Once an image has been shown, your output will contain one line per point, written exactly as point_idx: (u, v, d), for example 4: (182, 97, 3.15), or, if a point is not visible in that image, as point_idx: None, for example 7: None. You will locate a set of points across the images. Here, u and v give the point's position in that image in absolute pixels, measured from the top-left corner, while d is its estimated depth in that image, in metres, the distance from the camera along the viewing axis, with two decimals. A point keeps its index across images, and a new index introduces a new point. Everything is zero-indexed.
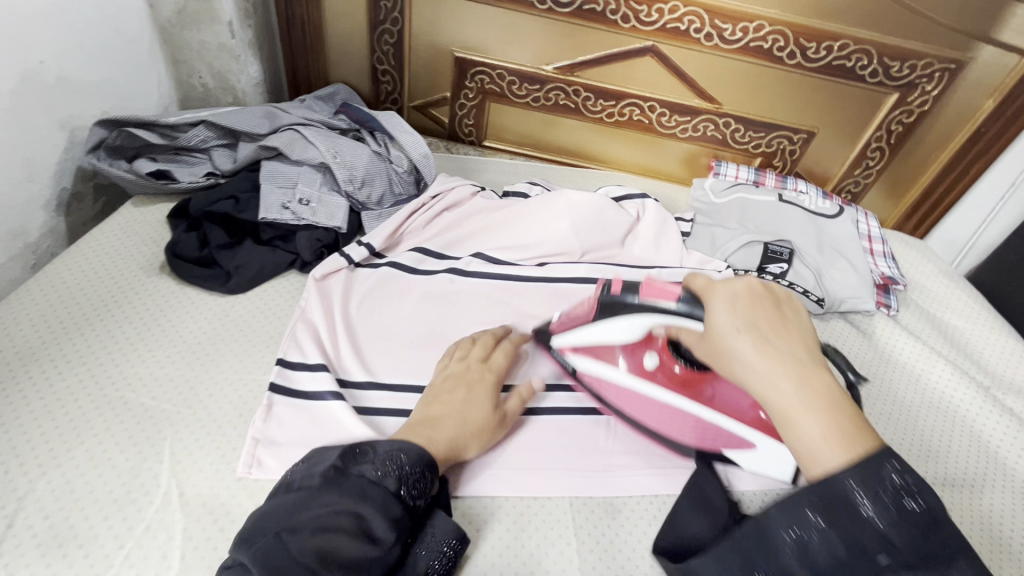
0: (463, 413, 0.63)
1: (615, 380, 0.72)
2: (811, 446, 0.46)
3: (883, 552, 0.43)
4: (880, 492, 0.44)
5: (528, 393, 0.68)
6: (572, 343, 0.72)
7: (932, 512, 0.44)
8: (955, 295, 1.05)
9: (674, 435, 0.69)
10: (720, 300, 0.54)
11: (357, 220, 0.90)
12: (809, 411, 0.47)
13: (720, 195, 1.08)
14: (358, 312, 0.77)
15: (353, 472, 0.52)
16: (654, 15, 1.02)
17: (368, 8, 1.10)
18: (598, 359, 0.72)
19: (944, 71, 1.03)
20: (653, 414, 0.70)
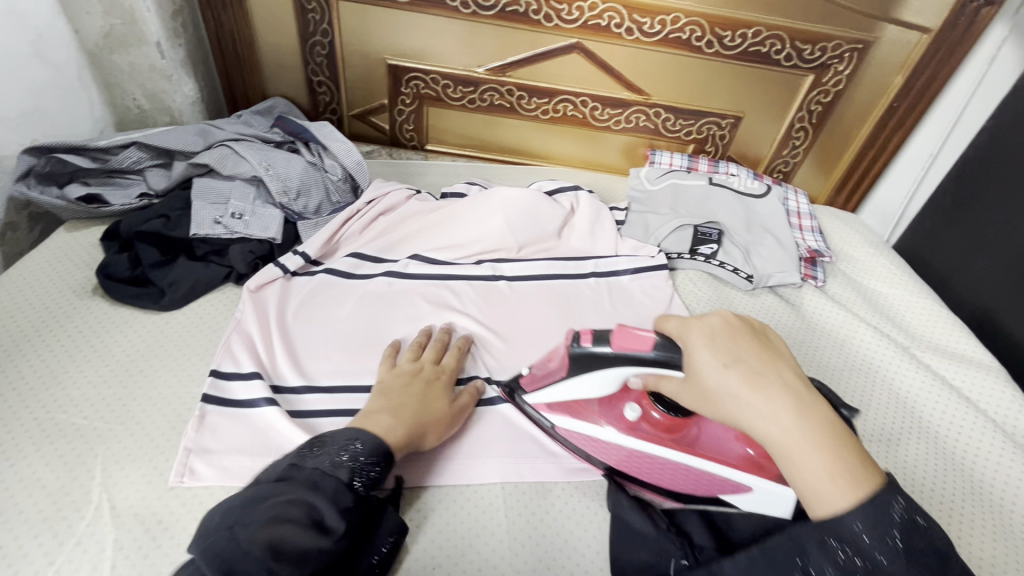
0: (420, 402, 0.65)
1: (597, 436, 0.67)
2: (816, 485, 0.45)
3: None
4: (884, 529, 0.42)
5: (474, 390, 0.72)
6: (548, 400, 0.68)
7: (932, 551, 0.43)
8: (880, 263, 1.10)
9: (665, 485, 0.66)
10: (705, 337, 0.53)
11: (294, 230, 0.91)
12: (813, 449, 0.46)
13: (654, 182, 1.12)
14: (295, 318, 0.79)
15: (307, 465, 0.51)
16: (575, 13, 1.05)
17: (298, 21, 1.12)
18: (575, 416, 0.68)
19: (853, 51, 1.08)
20: (644, 468, 0.66)
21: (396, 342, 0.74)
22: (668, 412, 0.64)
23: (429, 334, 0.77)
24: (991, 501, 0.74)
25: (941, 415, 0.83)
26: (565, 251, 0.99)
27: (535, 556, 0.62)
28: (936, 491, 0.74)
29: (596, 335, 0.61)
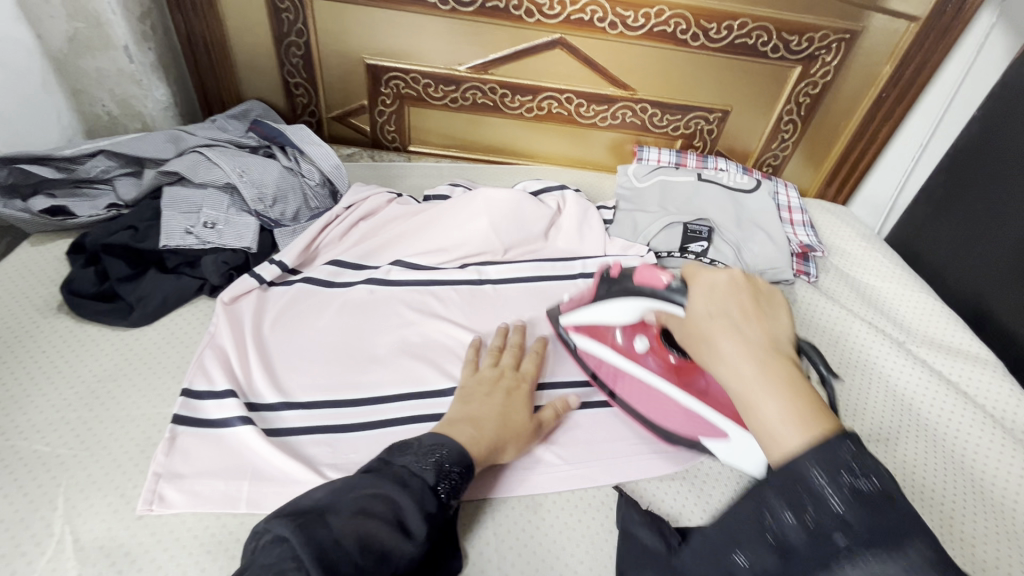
0: (502, 413, 0.64)
1: (608, 358, 0.76)
2: (769, 429, 0.44)
3: (839, 531, 0.37)
4: (834, 467, 0.38)
5: (561, 404, 0.71)
6: (576, 321, 0.77)
7: (888, 489, 0.38)
8: (872, 256, 1.08)
9: (657, 419, 0.72)
10: (705, 286, 0.55)
11: (271, 239, 0.88)
12: (771, 394, 0.45)
13: (643, 179, 1.10)
14: (273, 331, 0.76)
15: (396, 462, 0.53)
16: (557, 7, 1.02)
17: (272, 22, 1.08)
18: (596, 339, 0.76)
19: (841, 42, 1.06)
20: (642, 396, 0.73)
21: (476, 343, 0.73)
22: (677, 350, 0.71)
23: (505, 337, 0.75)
24: (993, 501, 0.72)
25: (938, 412, 0.81)
26: (552, 253, 0.97)
27: (524, 572, 0.60)
28: (936, 491, 0.72)
29: (624, 269, 0.71)
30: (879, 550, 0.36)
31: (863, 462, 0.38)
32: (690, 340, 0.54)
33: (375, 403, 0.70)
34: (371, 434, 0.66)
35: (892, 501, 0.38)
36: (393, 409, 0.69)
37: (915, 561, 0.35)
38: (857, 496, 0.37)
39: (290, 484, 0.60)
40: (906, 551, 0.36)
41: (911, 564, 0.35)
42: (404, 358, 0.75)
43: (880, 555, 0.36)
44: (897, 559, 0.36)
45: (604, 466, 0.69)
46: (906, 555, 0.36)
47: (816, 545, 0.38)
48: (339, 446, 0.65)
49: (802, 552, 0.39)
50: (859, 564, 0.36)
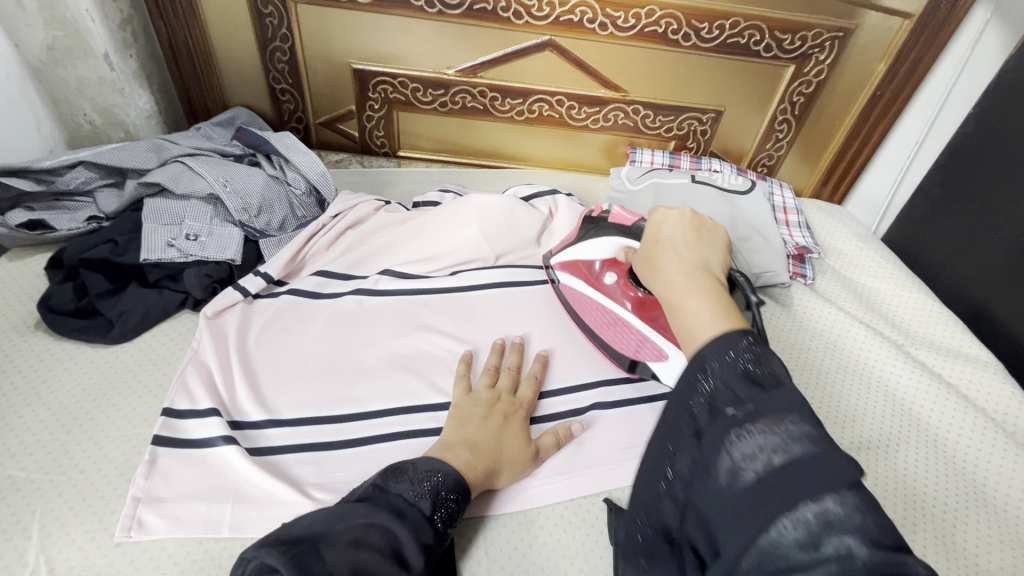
0: (497, 440, 0.62)
1: (581, 291, 0.81)
2: (690, 321, 0.49)
3: (730, 405, 0.40)
4: (727, 350, 0.43)
5: (563, 431, 0.68)
6: (563, 259, 0.84)
7: (778, 375, 0.41)
8: (869, 256, 1.07)
9: (621, 349, 0.77)
10: (658, 221, 0.62)
11: (256, 249, 0.86)
12: (696, 295, 0.50)
13: (635, 181, 1.08)
14: (257, 345, 0.74)
15: (391, 490, 0.52)
16: (546, 9, 1.01)
17: (256, 27, 1.06)
18: (575, 274, 0.81)
19: (834, 40, 1.05)
20: (609, 328, 0.78)
21: (468, 358, 0.72)
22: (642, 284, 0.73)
23: (500, 355, 0.74)
24: (996, 508, 0.71)
25: (938, 417, 0.80)
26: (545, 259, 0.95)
27: None
28: (937, 499, 0.70)
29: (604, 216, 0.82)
30: (765, 421, 0.38)
31: (755, 351, 0.42)
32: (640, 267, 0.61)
33: (363, 419, 0.68)
34: (358, 451, 0.64)
35: (782, 385, 0.40)
36: (382, 424, 0.67)
37: (794, 432, 0.37)
38: (747, 376, 0.41)
39: (274, 505, 0.58)
40: (788, 424, 0.38)
41: (790, 433, 0.37)
42: (392, 371, 0.73)
43: (763, 426, 0.38)
44: (778, 429, 0.38)
45: (598, 479, 0.67)
46: (787, 427, 0.38)
47: (716, 423, 0.41)
48: (325, 464, 0.63)
49: (706, 434, 0.41)
50: (747, 432, 0.39)
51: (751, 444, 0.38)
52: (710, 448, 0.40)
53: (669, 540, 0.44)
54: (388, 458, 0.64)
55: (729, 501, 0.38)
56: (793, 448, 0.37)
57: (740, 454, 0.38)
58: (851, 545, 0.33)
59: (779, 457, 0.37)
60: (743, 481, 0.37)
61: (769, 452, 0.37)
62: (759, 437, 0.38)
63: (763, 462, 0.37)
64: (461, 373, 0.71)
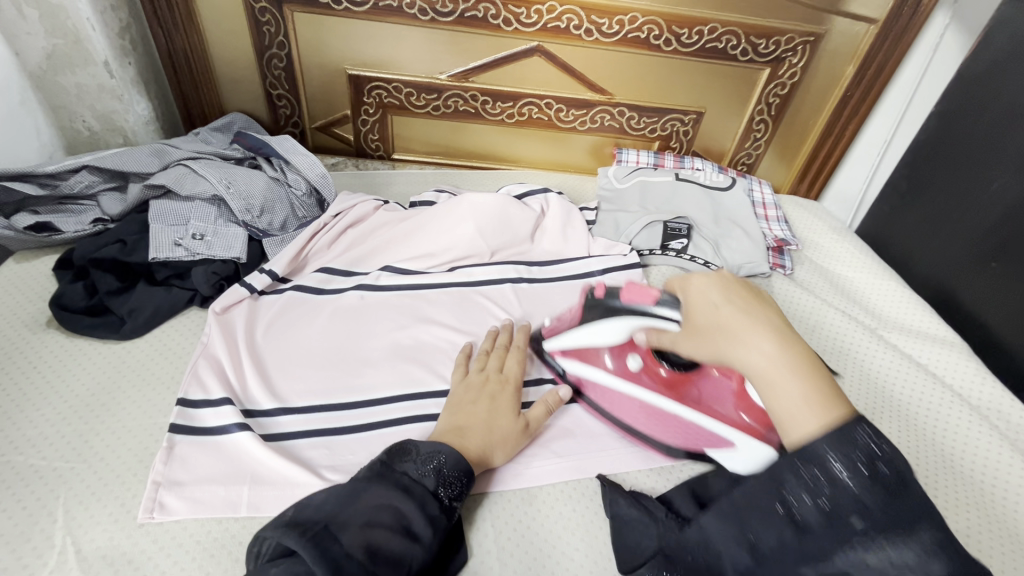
0: (489, 420, 0.66)
1: (603, 382, 0.76)
2: (791, 411, 0.46)
3: (856, 515, 0.41)
4: (854, 455, 0.42)
5: (552, 398, 0.73)
6: (566, 346, 0.78)
7: (902, 478, 0.42)
8: (844, 247, 1.13)
9: (659, 435, 0.72)
10: (703, 280, 0.57)
11: (260, 248, 0.89)
12: (790, 381, 0.47)
13: (623, 180, 1.13)
14: (265, 339, 0.77)
15: (396, 468, 0.55)
16: (534, 16, 1.06)
17: (253, 34, 1.09)
18: (587, 362, 0.77)
19: (805, 44, 1.11)
20: (642, 415, 0.73)
21: (467, 348, 0.75)
22: (668, 362, 0.74)
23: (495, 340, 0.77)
24: (964, 473, 0.76)
25: (909, 392, 0.86)
26: (539, 254, 1.00)
27: (523, 563, 0.61)
28: (911, 465, 0.76)
29: (607, 290, 0.79)
30: (894, 533, 0.40)
31: (876, 448, 0.43)
32: (699, 334, 0.55)
33: (370, 405, 0.71)
34: (367, 436, 0.68)
35: (907, 492, 0.42)
36: (388, 410, 0.71)
37: (928, 545, 0.40)
38: (876, 482, 0.42)
39: (290, 486, 0.61)
40: (917, 538, 0.40)
41: (921, 546, 0.40)
42: (397, 361, 0.77)
43: (895, 539, 0.40)
44: (912, 544, 0.40)
45: (594, 457, 0.71)
46: (918, 538, 0.40)
47: (831, 526, 0.42)
48: (337, 448, 0.66)
49: (817, 532, 0.42)
50: (874, 546, 0.40)
51: (877, 556, 0.40)
52: (824, 547, 0.42)
53: None
54: (396, 441, 0.67)
55: None
56: (926, 563, 0.39)
57: (865, 563, 0.40)
58: None
59: None
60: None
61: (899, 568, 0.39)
62: (890, 551, 0.40)
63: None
64: (460, 362, 0.74)
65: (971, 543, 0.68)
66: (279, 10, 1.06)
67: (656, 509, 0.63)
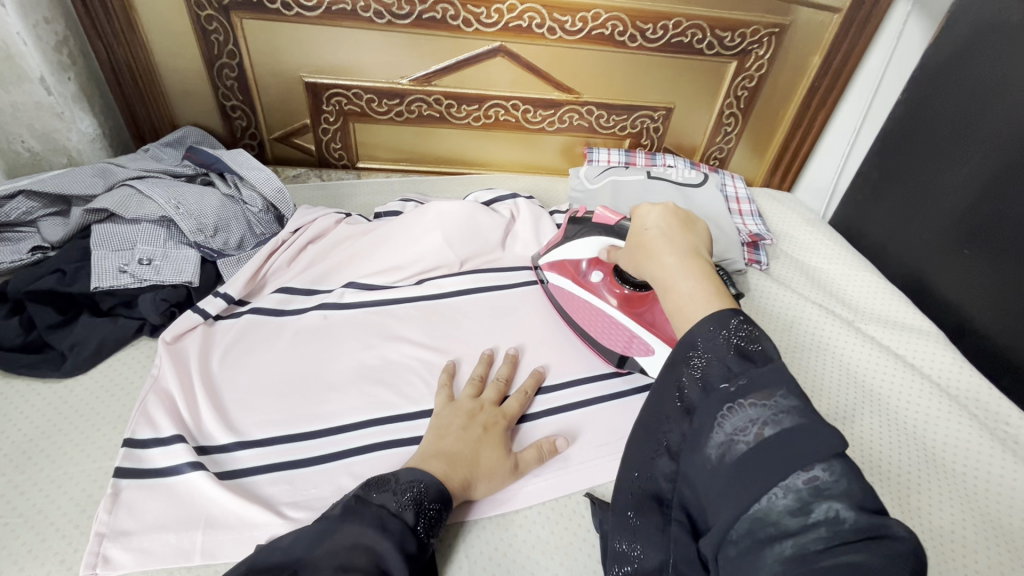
0: (474, 450, 0.62)
1: (568, 290, 0.85)
2: (683, 305, 0.47)
3: (724, 381, 0.41)
4: (722, 332, 0.43)
5: (547, 446, 0.68)
6: (551, 260, 0.88)
7: (768, 353, 0.42)
8: (816, 238, 1.13)
9: (602, 341, 0.81)
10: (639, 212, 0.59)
11: (215, 270, 0.84)
12: (687, 278, 0.49)
13: (594, 181, 1.11)
14: (221, 367, 0.73)
15: (373, 500, 0.51)
16: (494, 16, 1.03)
17: (200, 43, 1.04)
18: (562, 273, 0.86)
19: (771, 35, 1.10)
20: (593, 323, 0.82)
21: (451, 369, 0.74)
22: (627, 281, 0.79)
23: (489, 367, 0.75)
24: (945, 466, 0.75)
25: (889, 385, 0.85)
26: (510, 261, 0.97)
27: None
28: (893, 460, 0.75)
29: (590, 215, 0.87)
30: (755, 395, 0.40)
31: (746, 328, 0.43)
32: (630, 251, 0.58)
33: (335, 433, 0.67)
34: (331, 467, 0.64)
35: (772, 361, 0.42)
36: (354, 438, 0.67)
37: (784, 405, 0.39)
38: (741, 354, 0.42)
39: (246, 528, 0.57)
40: (777, 397, 0.39)
41: (779, 407, 0.39)
42: (362, 383, 0.73)
43: (754, 399, 0.40)
44: (769, 403, 0.39)
45: (574, 474, 0.68)
46: (776, 401, 0.39)
47: (709, 398, 0.42)
48: (299, 482, 0.62)
49: (698, 408, 0.42)
50: (738, 406, 0.40)
51: (742, 417, 0.40)
52: (702, 422, 0.42)
53: (656, 500, 0.46)
54: (362, 471, 0.64)
55: (719, 471, 0.39)
56: (782, 420, 0.38)
57: (732, 428, 0.40)
58: (838, 511, 0.35)
59: (771, 429, 0.38)
60: (734, 454, 0.39)
61: (760, 424, 0.39)
62: (751, 410, 0.39)
63: (753, 434, 0.39)
64: (444, 382, 0.72)
65: (955, 541, 0.66)
66: (226, 18, 1.01)
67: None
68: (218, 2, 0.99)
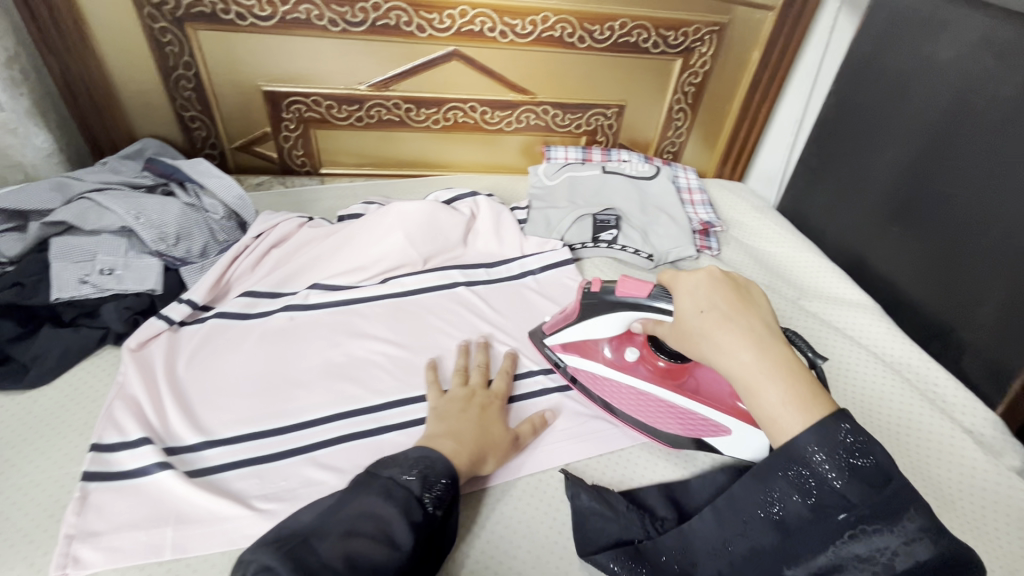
0: (480, 426, 0.66)
1: (600, 375, 0.76)
2: (774, 412, 0.49)
3: (842, 510, 0.47)
4: (844, 457, 0.47)
5: (539, 419, 0.73)
6: (562, 341, 0.78)
7: (883, 470, 0.47)
8: (764, 224, 1.18)
9: (659, 426, 0.73)
10: (688, 289, 0.60)
11: (178, 278, 0.85)
12: (769, 380, 0.50)
13: (552, 177, 1.15)
14: (187, 371, 0.74)
15: (381, 473, 0.54)
16: (446, 21, 1.06)
17: (154, 55, 1.05)
18: (584, 356, 0.77)
19: (712, 34, 1.16)
20: (639, 408, 0.74)
21: (435, 364, 0.76)
22: (666, 355, 0.72)
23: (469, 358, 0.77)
24: (878, 424, 0.81)
25: (828, 354, 0.90)
26: (473, 258, 1.00)
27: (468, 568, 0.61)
28: None
29: (604, 284, 0.72)
30: (878, 523, 0.46)
31: (858, 443, 0.47)
32: (688, 338, 0.59)
33: (302, 428, 0.69)
34: (299, 460, 0.66)
35: (890, 483, 0.47)
36: (320, 432, 0.69)
37: (911, 533, 0.46)
38: (861, 479, 0.47)
39: (217, 522, 0.59)
40: (900, 525, 0.46)
41: (907, 535, 0.46)
42: (329, 380, 0.75)
43: (877, 528, 0.46)
44: (896, 533, 0.46)
45: (537, 453, 0.72)
46: (904, 528, 0.46)
47: (824, 521, 0.48)
48: (268, 476, 0.64)
49: (806, 528, 0.49)
50: (860, 533, 0.47)
51: (863, 544, 0.47)
52: (815, 541, 0.48)
53: None
54: (329, 462, 0.66)
55: None
56: (912, 550, 0.46)
57: (851, 553, 0.47)
58: None
59: (901, 561, 0.46)
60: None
61: (887, 555, 0.46)
62: (875, 539, 0.46)
63: (880, 563, 0.46)
64: (432, 378, 0.73)
65: None
66: (180, 30, 1.02)
67: (616, 501, 0.66)
68: (171, 14, 1.00)
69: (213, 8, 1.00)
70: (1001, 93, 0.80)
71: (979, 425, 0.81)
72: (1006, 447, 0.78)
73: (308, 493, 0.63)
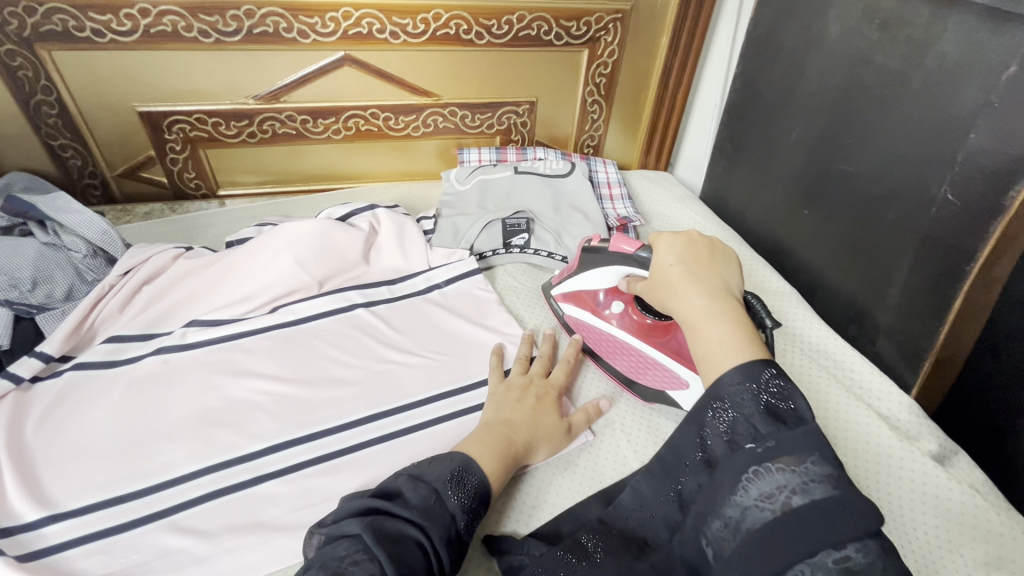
0: (534, 416, 0.67)
1: (588, 323, 0.82)
2: (709, 351, 0.51)
3: (751, 441, 0.45)
4: (755, 383, 0.47)
5: (593, 408, 0.73)
6: (564, 291, 0.85)
7: (800, 413, 0.45)
8: (686, 215, 1.15)
9: (632, 376, 0.77)
10: (661, 246, 0.63)
11: (35, 327, 0.77)
12: (718, 322, 0.52)
13: (464, 181, 1.09)
14: (36, 434, 0.66)
15: (450, 495, 0.52)
16: (330, 24, 0.99)
17: (7, 82, 0.95)
18: (579, 305, 0.83)
19: (616, 22, 1.12)
20: (618, 354, 0.79)
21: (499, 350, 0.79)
22: (649, 311, 0.76)
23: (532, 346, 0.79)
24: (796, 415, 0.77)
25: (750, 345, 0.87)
26: (377, 276, 0.94)
27: None
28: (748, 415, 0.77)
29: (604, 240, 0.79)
30: (784, 460, 0.43)
31: (778, 386, 0.46)
32: (654, 288, 0.61)
33: (165, 488, 0.62)
34: (156, 527, 0.59)
35: (804, 423, 0.44)
36: (185, 490, 0.62)
37: (814, 474, 0.41)
38: (771, 413, 0.45)
39: None
40: (807, 464, 0.42)
41: (808, 475, 0.41)
42: (201, 428, 0.68)
43: (783, 464, 0.42)
44: (798, 470, 0.42)
45: None
46: (806, 468, 0.42)
47: (735, 455, 0.45)
48: (119, 550, 0.57)
49: (723, 464, 0.45)
50: (765, 470, 0.43)
51: (769, 480, 0.42)
52: (724, 478, 0.45)
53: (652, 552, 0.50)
54: (193, 525, 0.60)
55: (740, 536, 0.42)
56: (811, 490, 0.40)
57: (758, 491, 0.42)
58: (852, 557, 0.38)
59: (799, 499, 0.40)
60: (758, 521, 0.41)
61: (788, 492, 0.41)
62: (779, 475, 0.42)
63: (782, 501, 0.41)
64: (495, 363, 0.77)
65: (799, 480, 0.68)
66: (31, 52, 0.93)
67: (533, 547, 0.58)
68: (17, 35, 0.91)
69: (65, 25, 0.91)
70: (887, 66, 0.77)
71: (896, 411, 0.79)
72: (924, 433, 0.76)
73: (163, 566, 0.56)
